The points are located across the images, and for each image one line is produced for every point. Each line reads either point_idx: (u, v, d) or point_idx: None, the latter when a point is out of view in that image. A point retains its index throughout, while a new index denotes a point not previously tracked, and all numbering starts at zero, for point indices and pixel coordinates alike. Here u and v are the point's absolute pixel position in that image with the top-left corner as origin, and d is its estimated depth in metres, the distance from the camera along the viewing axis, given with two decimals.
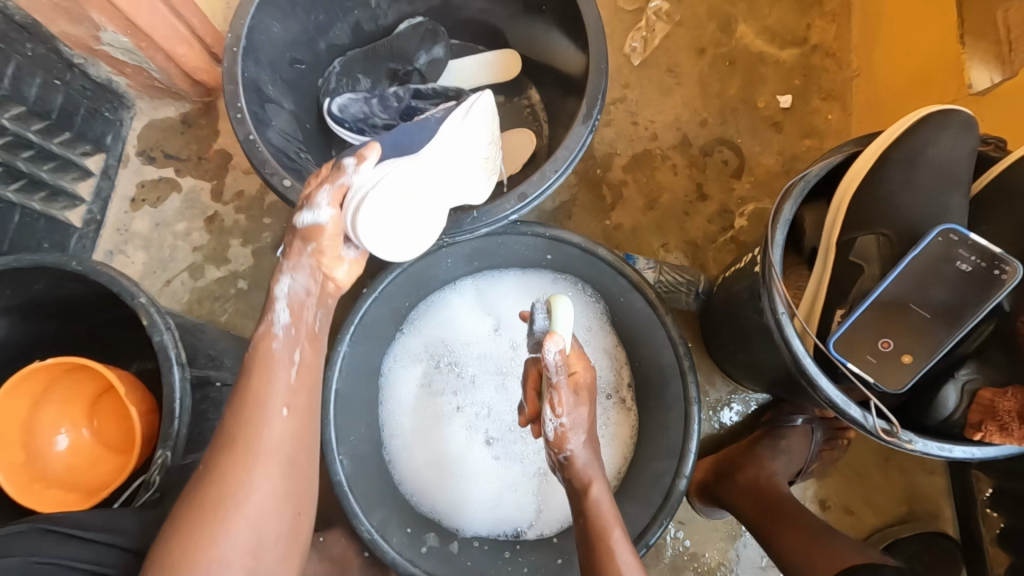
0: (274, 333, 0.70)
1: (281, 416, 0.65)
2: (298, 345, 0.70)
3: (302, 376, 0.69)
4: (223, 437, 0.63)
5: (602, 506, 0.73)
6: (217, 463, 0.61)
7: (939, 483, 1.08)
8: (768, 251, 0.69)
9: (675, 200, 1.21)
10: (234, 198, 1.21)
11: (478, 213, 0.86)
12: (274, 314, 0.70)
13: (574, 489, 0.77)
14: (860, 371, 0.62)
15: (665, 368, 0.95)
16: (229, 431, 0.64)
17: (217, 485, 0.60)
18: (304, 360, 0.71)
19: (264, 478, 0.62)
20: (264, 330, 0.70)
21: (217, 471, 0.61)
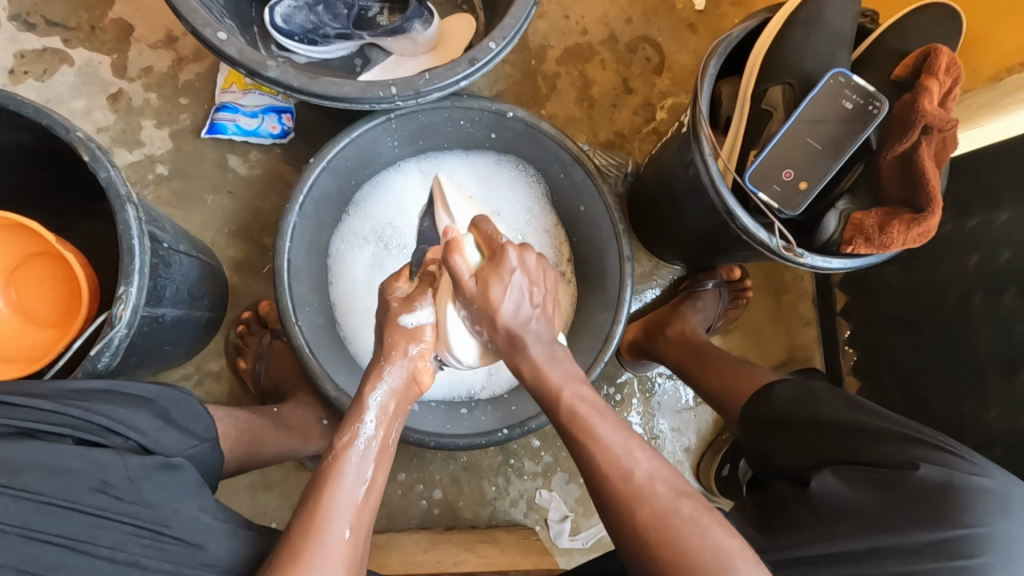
0: (396, 360, 0.73)
1: (366, 478, 0.66)
2: (418, 372, 0.74)
3: (382, 431, 0.71)
4: (324, 466, 0.66)
5: (550, 371, 0.66)
6: (314, 495, 0.64)
7: (812, 333, 1.29)
8: (697, 101, 0.79)
9: (605, 94, 1.28)
10: (141, 75, 1.09)
11: (432, 74, 0.87)
12: (417, 313, 0.72)
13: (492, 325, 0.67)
14: (769, 198, 0.75)
15: (602, 236, 1.05)
16: (342, 457, 0.67)
17: (331, 492, 0.64)
18: (382, 404, 0.71)
19: (367, 495, 0.65)
20: (412, 322, 0.73)
21: (321, 488, 0.64)
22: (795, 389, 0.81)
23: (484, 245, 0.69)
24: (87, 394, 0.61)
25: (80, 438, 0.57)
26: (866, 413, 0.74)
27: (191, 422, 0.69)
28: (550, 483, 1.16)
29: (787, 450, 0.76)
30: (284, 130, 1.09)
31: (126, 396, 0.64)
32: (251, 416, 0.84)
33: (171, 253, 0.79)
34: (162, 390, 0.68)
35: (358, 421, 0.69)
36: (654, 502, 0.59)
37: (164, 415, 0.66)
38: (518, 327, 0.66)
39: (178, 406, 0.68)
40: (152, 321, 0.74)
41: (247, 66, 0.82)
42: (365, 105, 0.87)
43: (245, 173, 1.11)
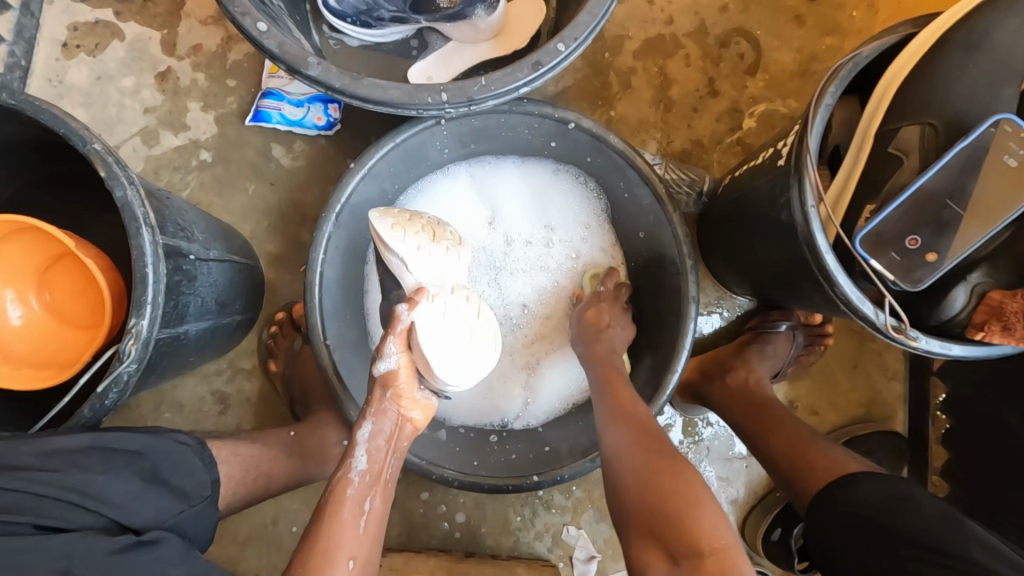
0: (386, 407, 0.73)
1: (365, 510, 0.69)
2: (405, 423, 0.74)
3: (375, 465, 0.71)
4: (327, 500, 0.68)
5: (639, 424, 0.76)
6: (321, 529, 0.65)
7: (897, 389, 1.13)
8: (805, 136, 0.64)
9: (686, 95, 1.13)
10: (190, 53, 1.04)
11: (488, 80, 0.76)
12: (383, 363, 0.72)
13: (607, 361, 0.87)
14: (883, 267, 0.61)
15: (666, 268, 0.93)
16: (339, 493, 0.68)
17: (335, 527, 0.66)
18: (373, 434, 0.72)
19: (368, 526, 0.68)
20: (383, 369, 0.73)
21: (328, 515, 0.66)
22: (887, 487, 0.72)
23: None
24: (66, 458, 0.59)
25: (42, 522, 0.53)
26: (974, 545, 0.66)
27: (182, 478, 0.66)
28: (579, 520, 1.09)
29: (873, 562, 0.68)
30: (329, 121, 1.01)
31: (110, 456, 0.61)
32: (260, 450, 0.81)
33: (198, 264, 0.74)
34: (150, 443, 0.65)
35: (352, 454, 0.70)
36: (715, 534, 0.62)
37: (150, 474, 0.63)
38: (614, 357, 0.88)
39: (169, 459, 0.65)
40: (173, 338, 0.70)
41: (286, 62, 0.74)
42: (412, 111, 0.78)
43: (288, 164, 1.05)
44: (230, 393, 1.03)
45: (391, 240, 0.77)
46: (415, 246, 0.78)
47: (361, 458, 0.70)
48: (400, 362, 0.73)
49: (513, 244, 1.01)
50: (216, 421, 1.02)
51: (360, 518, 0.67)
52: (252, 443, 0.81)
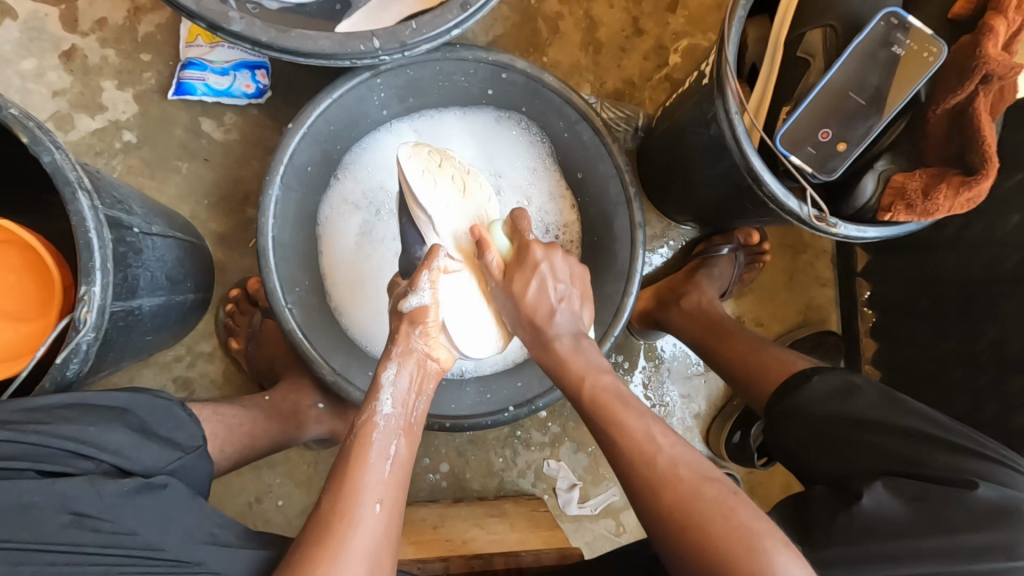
0: (413, 345, 0.71)
1: (391, 454, 0.65)
2: (433, 360, 0.73)
3: (401, 409, 0.69)
4: (352, 444, 0.64)
5: (574, 361, 0.71)
6: (345, 469, 0.62)
7: (830, 295, 1.24)
8: (723, 50, 0.69)
9: (613, 36, 1.16)
10: (94, 28, 0.97)
11: (419, 23, 0.76)
12: (416, 296, 0.72)
13: (535, 334, 0.73)
14: (802, 162, 0.67)
15: (611, 199, 0.97)
16: (365, 436, 0.65)
17: (358, 473, 0.61)
18: (396, 382, 0.69)
19: (394, 471, 0.63)
20: (413, 305, 0.72)
21: (354, 461, 0.62)
22: (837, 379, 0.74)
23: (513, 240, 0.77)
24: (50, 413, 0.58)
25: (43, 469, 0.53)
26: (914, 417, 0.67)
27: (172, 431, 0.65)
28: (557, 453, 1.15)
29: (822, 450, 0.70)
30: (259, 89, 0.98)
31: (95, 411, 0.60)
32: (240, 411, 0.80)
33: (142, 238, 0.72)
34: (135, 398, 0.64)
35: (376, 398, 0.68)
36: (676, 486, 0.58)
37: (140, 427, 0.62)
38: (543, 318, 0.73)
39: (155, 414, 0.64)
40: (126, 314, 0.68)
41: (206, 19, 0.72)
42: (345, 61, 0.78)
43: (220, 138, 1.01)
44: (193, 379, 1.01)
45: (422, 189, 0.77)
46: (433, 176, 0.79)
47: (387, 405, 0.67)
48: (430, 299, 0.72)
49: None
50: None
51: (384, 464, 0.63)
52: (234, 405, 0.81)
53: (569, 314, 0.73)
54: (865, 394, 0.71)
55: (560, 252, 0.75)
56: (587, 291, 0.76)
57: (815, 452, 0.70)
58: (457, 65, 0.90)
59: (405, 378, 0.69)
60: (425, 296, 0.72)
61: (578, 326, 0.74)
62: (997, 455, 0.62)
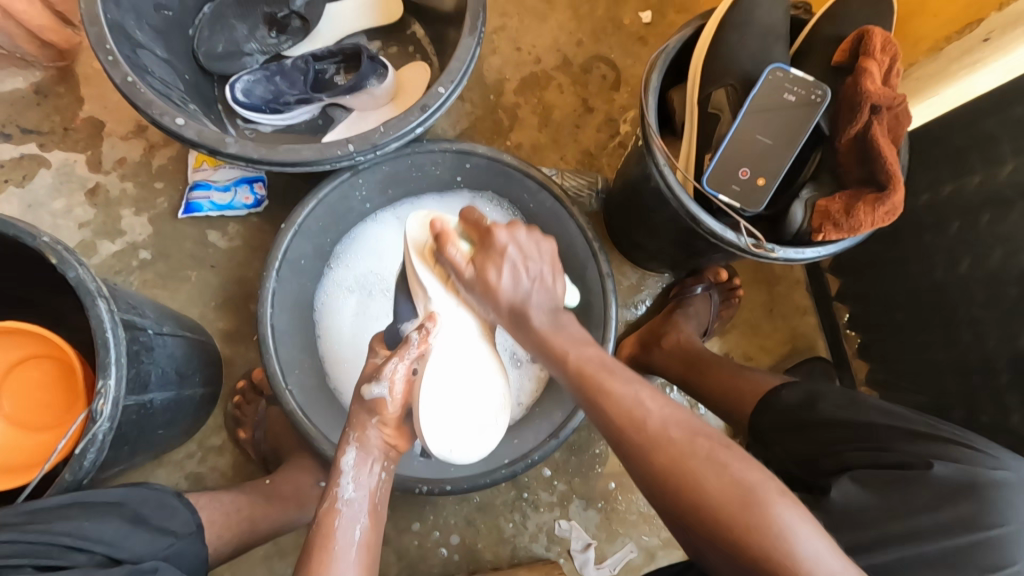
0: (368, 431, 0.77)
1: (355, 539, 0.72)
2: (388, 451, 0.79)
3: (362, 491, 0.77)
4: (318, 536, 0.71)
5: (557, 338, 0.70)
6: (311, 563, 0.68)
7: (812, 321, 1.27)
8: (645, 115, 0.80)
9: (566, 116, 1.30)
10: (115, 166, 1.13)
11: (386, 127, 0.89)
12: (377, 388, 0.75)
13: (508, 312, 0.72)
14: (730, 199, 0.76)
15: (580, 255, 1.05)
16: (329, 524, 0.72)
17: (326, 562, 0.68)
18: (353, 461, 0.77)
19: (362, 556, 0.71)
20: (375, 394, 0.76)
21: (320, 550, 0.69)
22: (797, 391, 0.79)
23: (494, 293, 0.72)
24: (50, 513, 0.59)
25: (40, 564, 0.56)
26: (875, 412, 0.71)
27: (166, 518, 0.69)
28: (568, 512, 1.14)
29: (797, 455, 0.75)
30: (257, 199, 1.12)
31: (91, 506, 0.62)
32: (237, 496, 0.84)
33: (154, 338, 0.80)
34: (130, 491, 0.67)
35: (337, 484, 0.75)
36: (668, 448, 0.60)
37: (134, 517, 0.65)
38: (520, 301, 0.71)
39: (150, 504, 0.68)
40: (139, 408, 0.75)
41: (207, 146, 0.85)
42: (326, 165, 0.89)
43: (225, 246, 1.13)
44: (205, 472, 1.05)
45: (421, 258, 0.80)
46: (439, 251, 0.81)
47: (348, 490, 0.76)
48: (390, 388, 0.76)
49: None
50: None
51: (351, 553, 0.71)
52: (230, 492, 0.84)
53: (546, 307, 0.72)
54: (833, 393, 0.76)
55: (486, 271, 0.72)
56: (559, 263, 0.74)
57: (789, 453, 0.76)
58: (427, 158, 1.02)
59: (353, 466, 0.76)
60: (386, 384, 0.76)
61: (555, 300, 0.73)
62: (955, 437, 0.66)
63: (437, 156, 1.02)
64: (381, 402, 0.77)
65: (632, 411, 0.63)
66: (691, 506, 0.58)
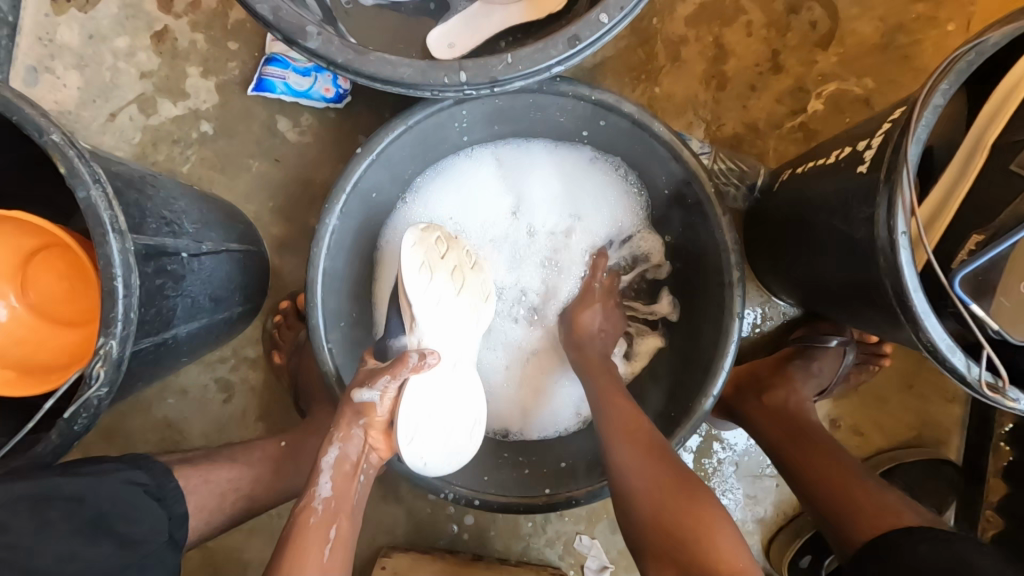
0: (353, 428, 0.69)
1: (330, 538, 0.66)
2: (372, 454, 0.71)
3: (341, 491, 0.69)
4: (293, 531, 0.65)
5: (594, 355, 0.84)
6: (283, 562, 0.63)
7: (956, 413, 1.02)
8: (904, 148, 0.52)
9: (743, 70, 0.98)
10: (188, 10, 0.94)
11: (516, 58, 0.64)
12: (367, 394, 0.68)
13: (588, 288, 0.89)
14: (984, 313, 0.51)
15: (711, 276, 0.81)
16: (303, 521, 0.66)
17: (297, 560, 0.63)
18: (336, 457, 0.69)
19: (332, 556, 0.65)
20: (365, 398, 0.69)
21: (295, 547, 0.64)
22: (946, 552, 0.62)
23: (595, 292, 0.88)
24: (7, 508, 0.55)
25: None
26: None
27: None
28: (592, 529, 1.05)
29: None
30: (337, 94, 0.92)
31: (51, 506, 0.57)
32: None
33: (185, 263, 0.67)
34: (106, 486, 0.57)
35: (316, 481, 0.68)
36: (666, 478, 0.67)
37: None
38: (587, 308, 0.88)
39: None
40: (157, 346, 0.64)
41: (281, 31, 0.64)
42: (427, 92, 0.67)
43: (294, 140, 0.96)
44: (234, 383, 0.99)
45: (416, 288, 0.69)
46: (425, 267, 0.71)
47: (325, 488, 0.68)
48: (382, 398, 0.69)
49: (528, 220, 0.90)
50: (219, 410, 0.98)
51: (324, 552, 0.64)
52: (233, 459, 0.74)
53: (603, 343, 0.85)
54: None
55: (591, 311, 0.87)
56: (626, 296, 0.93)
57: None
58: (555, 100, 0.78)
59: (334, 464, 0.69)
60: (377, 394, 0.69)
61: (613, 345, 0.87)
62: None
63: (569, 101, 0.77)
64: (371, 408, 0.69)
65: (635, 424, 0.73)
66: (646, 506, 0.66)
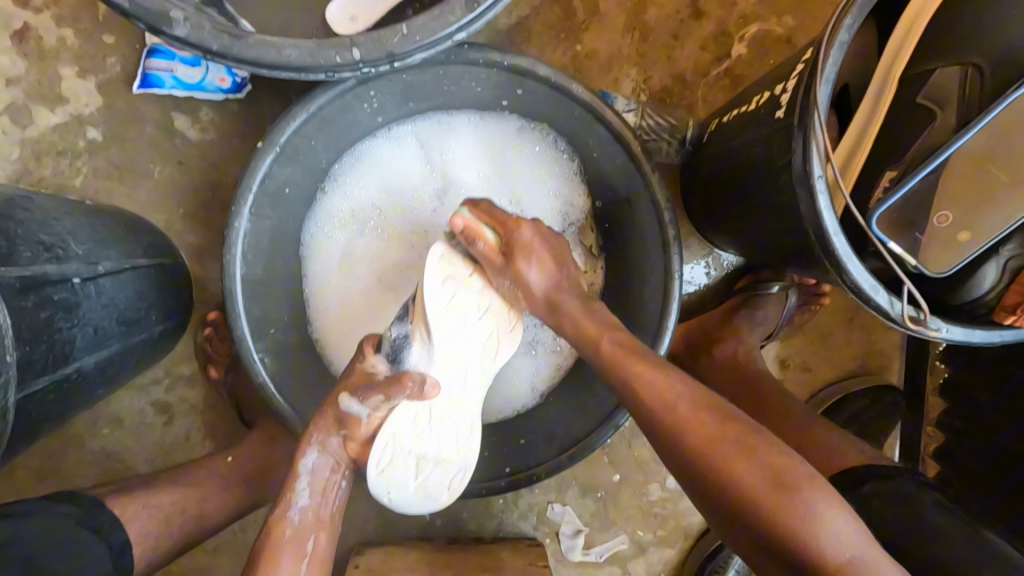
0: (331, 433, 0.67)
1: (307, 550, 0.65)
2: (347, 460, 0.69)
3: (319, 497, 0.68)
4: (263, 546, 0.64)
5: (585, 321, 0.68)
6: None
7: (893, 338, 1.06)
8: (815, 88, 0.51)
9: (663, 19, 0.95)
10: (49, 3, 0.84)
11: (413, 28, 0.59)
12: (354, 404, 0.66)
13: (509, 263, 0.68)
14: (903, 250, 0.52)
15: (645, 236, 0.79)
16: (275, 535, 0.64)
17: None
18: (316, 463, 0.67)
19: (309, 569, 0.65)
20: (351, 409, 0.66)
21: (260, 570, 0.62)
22: (892, 492, 0.66)
23: (495, 220, 0.68)
24: None
25: None
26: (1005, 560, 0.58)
27: (73, 562, 0.54)
28: (563, 497, 1.06)
29: None
30: (235, 83, 0.84)
31: None
32: (186, 490, 0.71)
33: (75, 291, 0.61)
34: (24, 529, 0.53)
35: (292, 488, 0.66)
36: (703, 427, 0.58)
37: (26, 563, 0.51)
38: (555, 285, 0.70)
39: (47, 542, 0.54)
40: (58, 383, 0.59)
41: (143, 18, 0.57)
42: (321, 74, 0.62)
43: (196, 138, 0.88)
44: (172, 403, 0.93)
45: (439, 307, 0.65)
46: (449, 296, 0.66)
47: (302, 496, 0.66)
48: (369, 413, 0.66)
49: (463, 201, 0.85)
50: (160, 433, 0.93)
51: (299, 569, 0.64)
52: (175, 482, 0.71)
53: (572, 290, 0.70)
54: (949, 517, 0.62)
55: (501, 283, 0.69)
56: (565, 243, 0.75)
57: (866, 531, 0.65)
58: (467, 71, 0.73)
59: (311, 475, 0.67)
60: (363, 409, 0.65)
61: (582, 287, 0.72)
62: None
63: (482, 69, 0.73)
64: (355, 421, 0.66)
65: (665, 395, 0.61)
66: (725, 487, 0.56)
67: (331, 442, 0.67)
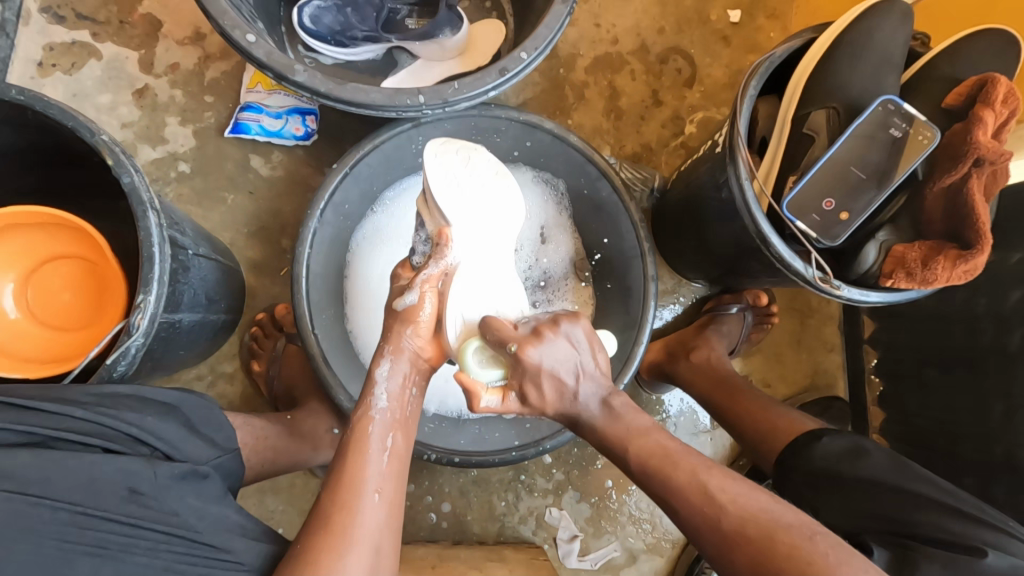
0: (403, 342, 0.71)
1: (387, 446, 0.68)
2: (422, 358, 0.73)
3: (396, 403, 0.71)
4: (350, 439, 0.68)
5: (610, 429, 0.71)
6: (343, 469, 0.65)
7: (837, 360, 1.25)
8: (736, 122, 0.75)
9: (633, 105, 1.25)
10: (167, 71, 1.08)
11: (461, 83, 0.84)
12: (408, 296, 0.71)
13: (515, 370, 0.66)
14: (807, 226, 0.73)
15: (626, 251, 1.02)
16: (361, 430, 0.68)
17: (359, 464, 0.65)
18: (389, 373, 0.71)
19: (391, 462, 0.67)
20: (405, 303, 0.71)
21: (352, 454, 0.66)
22: (845, 442, 0.79)
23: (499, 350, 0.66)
24: (115, 399, 0.63)
25: (108, 447, 0.58)
26: (922, 483, 0.72)
27: (213, 431, 0.70)
28: (560, 502, 1.15)
29: (835, 508, 0.74)
30: (307, 132, 1.08)
31: (149, 403, 0.65)
32: (268, 423, 0.84)
33: (191, 258, 0.79)
34: (185, 398, 0.69)
35: (371, 393, 0.70)
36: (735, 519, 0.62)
37: (186, 423, 0.67)
38: (567, 406, 0.70)
39: (198, 412, 0.69)
40: (169, 326, 0.74)
41: (274, 69, 0.81)
42: (391, 112, 0.85)
43: (266, 174, 1.10)
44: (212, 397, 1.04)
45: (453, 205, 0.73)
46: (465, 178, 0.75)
47: (381, 399, 0.70)
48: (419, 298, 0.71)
49: None
50: None
51: (382, 458, 0.67)
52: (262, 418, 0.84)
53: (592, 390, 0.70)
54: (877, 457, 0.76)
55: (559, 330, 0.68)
56: (596, 340, 0.71)
57: (820, 509, 0.76)
58: (491, 122, 0.98)
59: (388, 384, 0.71)
60: (415, 296, 0.71)
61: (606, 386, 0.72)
62: (1000, 523, 0.66)
63: (502, 121, 0.98)
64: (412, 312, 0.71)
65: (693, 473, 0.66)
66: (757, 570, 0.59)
67: (407, 343, 0.72)
